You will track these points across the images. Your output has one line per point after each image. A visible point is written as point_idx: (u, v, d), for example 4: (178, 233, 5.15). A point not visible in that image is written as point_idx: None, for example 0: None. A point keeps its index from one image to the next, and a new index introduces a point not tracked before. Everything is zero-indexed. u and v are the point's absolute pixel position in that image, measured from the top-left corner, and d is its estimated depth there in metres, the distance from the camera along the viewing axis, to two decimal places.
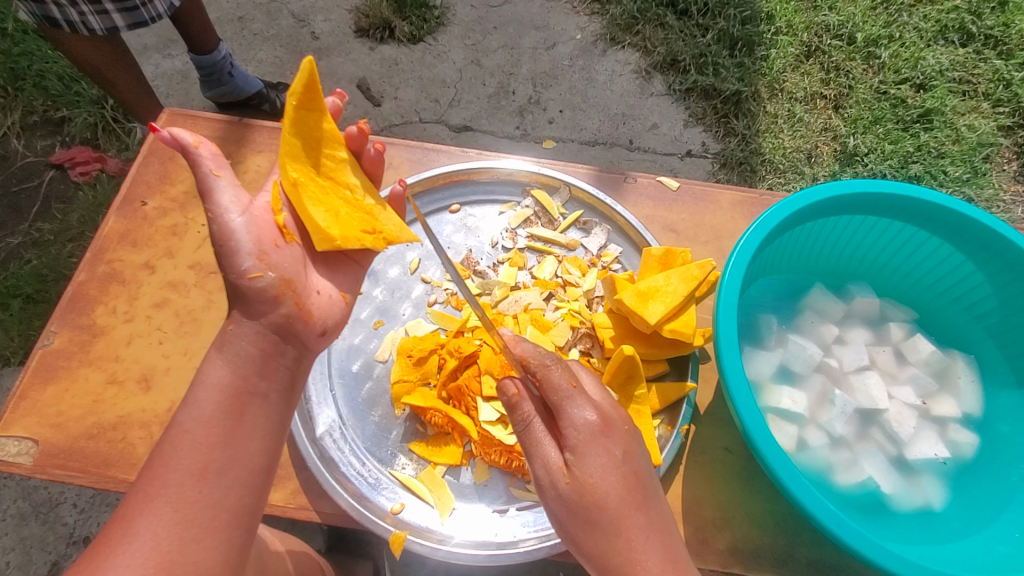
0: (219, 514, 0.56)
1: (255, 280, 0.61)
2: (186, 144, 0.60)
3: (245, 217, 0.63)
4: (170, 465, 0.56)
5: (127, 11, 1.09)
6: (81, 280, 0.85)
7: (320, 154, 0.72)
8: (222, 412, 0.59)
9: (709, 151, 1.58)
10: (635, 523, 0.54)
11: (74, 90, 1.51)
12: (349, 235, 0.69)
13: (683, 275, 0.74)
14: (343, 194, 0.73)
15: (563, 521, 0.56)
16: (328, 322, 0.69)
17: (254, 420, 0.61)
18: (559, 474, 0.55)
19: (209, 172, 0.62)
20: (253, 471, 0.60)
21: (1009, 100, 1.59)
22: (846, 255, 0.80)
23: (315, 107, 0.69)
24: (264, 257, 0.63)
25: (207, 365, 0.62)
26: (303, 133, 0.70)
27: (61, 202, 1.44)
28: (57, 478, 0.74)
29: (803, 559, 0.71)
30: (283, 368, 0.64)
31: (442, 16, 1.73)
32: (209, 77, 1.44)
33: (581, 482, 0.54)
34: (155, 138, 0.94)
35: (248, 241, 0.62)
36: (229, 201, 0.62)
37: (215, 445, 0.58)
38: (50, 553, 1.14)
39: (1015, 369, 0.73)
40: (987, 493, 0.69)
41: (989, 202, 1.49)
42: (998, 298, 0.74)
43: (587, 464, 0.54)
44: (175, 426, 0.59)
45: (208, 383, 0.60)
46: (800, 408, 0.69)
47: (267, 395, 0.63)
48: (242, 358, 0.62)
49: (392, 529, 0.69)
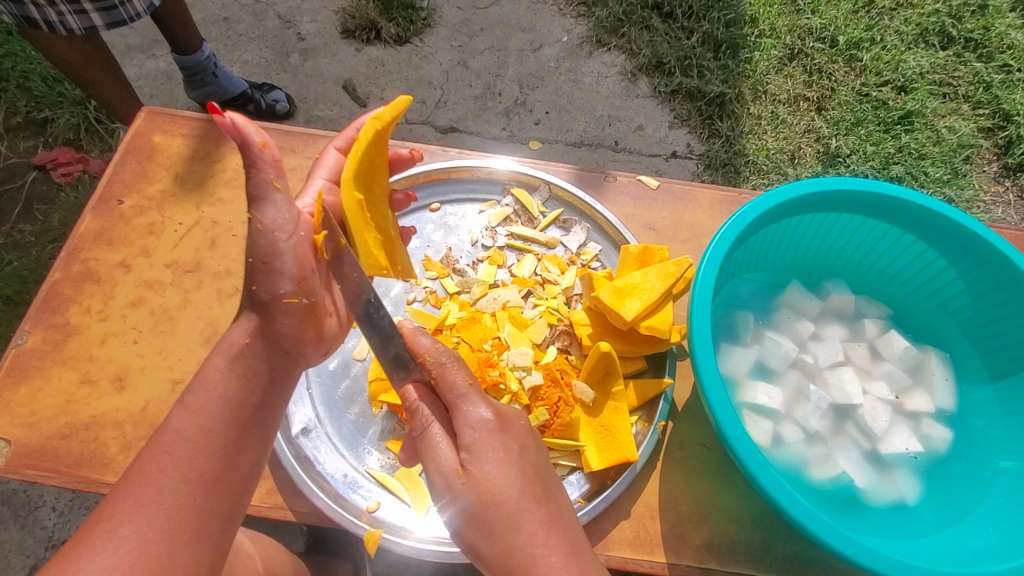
0: (210, 521, 0.56)
1: (288, 304, 0.61)
2: (251, 143, 0.57)
3: (294, 238, 0.61)
4: (165, 471, 0.55)
5: (106, 10, 1.08)
6: (55, 279, 0.84)
7: (371, 180, 0.70)
8: (225, 422, 0.59)
9: (694, 152, 1.58)
10: (531, 520, 0.54)
11: (56, 91, 1.50)
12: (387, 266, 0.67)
13: (659, 272, 0.75)
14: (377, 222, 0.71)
15: (463, 527, 0.55)
16: (332, 343, 0.70)
17: (253, 432, 0.61)
18: (455, 477, 0.54)
19: (267, 179, 0.59)
20: (243, 480, 0.60)
21: (989, 102, 1.61)
22: (821, 253, 0.80)
23: (384, 138, 0.68)
24: (303, 282, 0.62)
25: (210, 369, 0.61)
26: (369, 158, 0.67)
27: (42, 203, 1.42)
28: (29, 479, 0.73)
29: (780, 554, 0.71)
30: (281, 379, 0.64)
31: (429, 18, 1.73)
32: (192, 77, 1.43)
33: (476, 481, 0.54)
34: (132, 137, 0.93)
35: (292, 264, 0.61)
36: (277, 219, 0.60)
37: (213, 454, 0.58)
38: (28, 558, 1.12)
39: (988, 363, 0.74)
40: (960, 487, 0.70)
41: (970, 203, 1.51)
42: (971, 294, 0.75)
43: (480, 461, 0.54)
44: (170, 429, 0.58)
45: (210, 391, 0.60)
46: (775, 404, 0.69)
47: (260, 407, 0.62)
48: (249, 369, 0.62)
49: (367, 527, 0.68)
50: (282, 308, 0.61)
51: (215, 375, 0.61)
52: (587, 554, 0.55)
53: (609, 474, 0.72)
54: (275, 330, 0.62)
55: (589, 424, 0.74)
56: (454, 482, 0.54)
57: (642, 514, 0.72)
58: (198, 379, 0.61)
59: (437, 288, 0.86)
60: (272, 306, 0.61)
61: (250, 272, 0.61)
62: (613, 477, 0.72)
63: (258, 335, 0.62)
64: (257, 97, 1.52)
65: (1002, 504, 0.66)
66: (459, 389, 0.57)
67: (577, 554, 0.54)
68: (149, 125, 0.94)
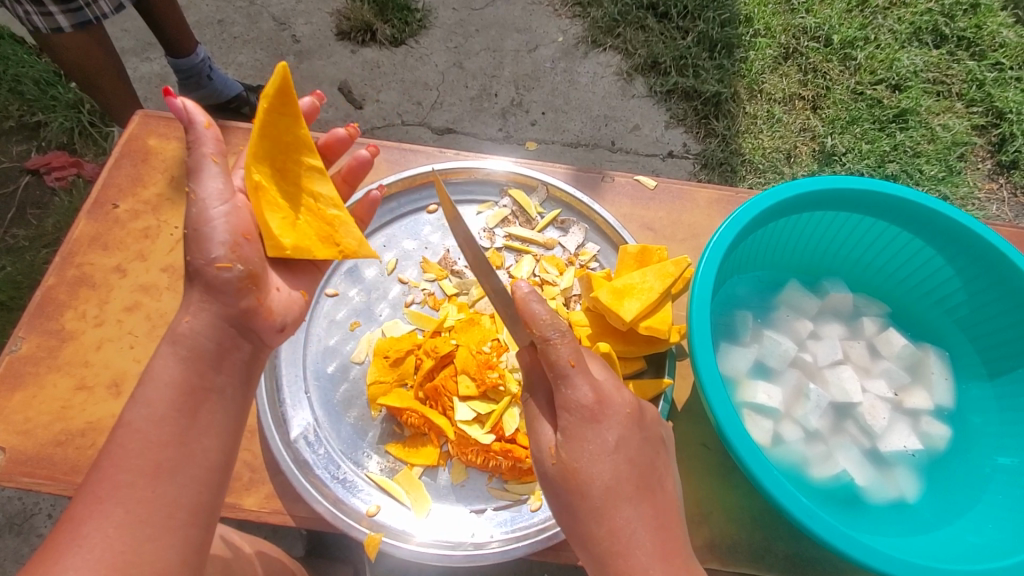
0: (174, 512, 0.55)
1: (221, 270, 0.59)
2: (195, 122, 0.62)
3: (227, 207, 0.61)
4: (120, 466, 0.54)
5: (72, 11, 1.04)
6: (50, 284, 0.83)
7: (291, 159, 0.69)
8: (175, 409, 0.57)
9: (690, 151, 1.59)
10: (622, 512, 0.53)
11: (50, 95, 1.48)
12: (300, 245, 0.66)
13: (658, 272, 0.75)
14: (307, 201, 0.70)
15: (580, 534, 0.55)
16: (286, 318, 0.67)
17: (205, 415, 0.59)
18: (548, 453, 0.56)
19: (204, 153, 0.61)
20: (205, 469, 0.58)
21: (982, 100, 1.62)
22: (820, 251, 0.81)
23: (289, 112, 0.66)
24: (236, 248, 0.60)
25: (157, 360, 0.59)
26: (273, 138, 0.67)
27: (36, 208, 1.42)
28: (24, 486, 0.72)
29: (780, 554, 0.71)
30: (239, 363, 0.63)
31: (425, 19, 1.72)
32: (188, 79, 1.41)
33: (595, 495, 0.53)
34: (126, 142, 0.93)
35: (223, 230, 0.60)
36: (214, 189, 0.61)
37: (166, 445, 0.56)
38: (25, 566, 1.11)
39: (985, 360, 0.75)
40: (958, 484, 0.70)
41: (964, 200, 1.52)
42: (968, 291, 0.75)
43: (577, 451, 0.54)
44: (122, 424, 0.56)
45: (160, 378, 0.58)
46: (775, 403, 0.69)
47: (221, 390, 0.61)
48: (195, 350, 0.60)
49: (368, 531, 0.68)
50: (216, 275, 0.59)
51: (160, 364, 0.59)
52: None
53: None
54: (219, 305, 0.60)
55: None
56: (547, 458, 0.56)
57: None
58: (146, 373, 0.59)
59: (435, 290, 0.86)
60: (206, 276, 0.59)
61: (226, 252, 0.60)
62: None
63: (200, 308, 0.60)
64: (251, 99, 1.53)
65: (1001, 501, 0.66)
66: None
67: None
68: (143, 128, 0.94)
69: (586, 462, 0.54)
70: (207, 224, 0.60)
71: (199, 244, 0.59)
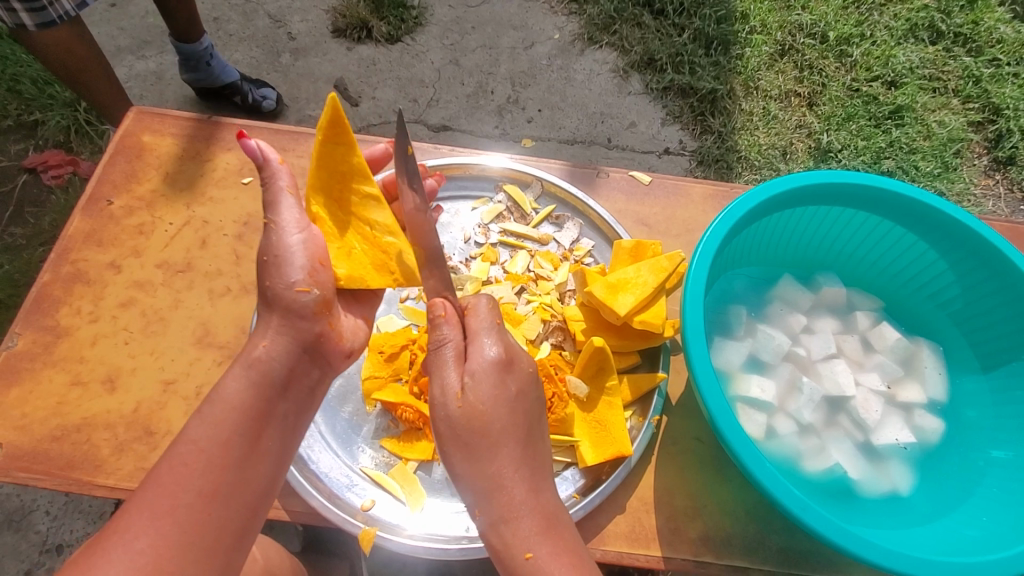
0: (225, 538, 0.53)
1: (300, 293, 0.62)
2: (269, 160, 0.64)
3: (303, 234, 0.64)
4: (181, 482, 0.52)
5: (35, 10, 1.01)
6: (45, 280, 0.83)
7: (346, 187, 0.71)
8: (241, 433, 0.57)
9: (686, 148, 1.59)
10: (508, 453, 0.58)
11: (47, 93, 1.48)
12: (352, 274, 0.67)
13: (652, 266, 0.75)
14: (364, 229, 0.71)
15: (467, 472, 0.59)
16: (354, 344, 0.69)
17: (268, 444, 0.59)
18: (453, 398, 0.59)
19: (282, 188, 0.64)
20: (259, 496, 0.57)
21: (978, 96, 1.63)
22: (814, 246, 0.81)
23: (343, 141, 0.69)
24: (314, 272, 0.63)
25: (227, 380, 0.59)
26: (330, 167, 0.70)
27: (33, 206, 1.41)
28: (20, 482, 0.72)
29: (774, 547, 0.71)
30: (303, 394, 0.63)
31: (420, 16, 1.72)
32: (186, 61, 1.44)
33: (492, 437, 0.58)
34: (120, 139, 0.93)
35: (302, 255, 0.63)
36: (292, 219, 0.64)
37: (227, 468, 0.55)
38: (22, 563, 1.11)
39: (979, 354, 0.75)
40: (952, 477, 0.70)
41: (960, 196, 1.52)
42: (962, 285, 0.75)
43: (483, 390, 0.58)
44: (186, 440, 0.55)
45: (225, 400, 0.58)
46: (769, 397, 0.69)
47: (284, 418, 0.61)
48: (266, 375, 0.60)
49: (363, 525, 0.68)
50: (296, 298, 0.62)
51: (231, 384, 0.59)
52: (563, 523, 0.58)
53: (603, 469, 0.72)
54: (299, 329, 0.62)
55: (584, 418, 0.74)
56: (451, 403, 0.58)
57: (637, 508, 0.72)
58: (215, 391, 0.58)
59: None
60: (287, 300, 0.62)
61: (263, 270, 0.63)
62: (608, 472, 0.72)
63: (279, 335, 0.62)
64: (246, 90, 1.50)
65: (994, 494, 0.67)
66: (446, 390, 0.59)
67: (560, 528, 0.57)
68: (138, 124, 0.94)
69: (491, 405, 0.58)
70: (287, 250, 0.63)
71: (262, 267, 0.63)
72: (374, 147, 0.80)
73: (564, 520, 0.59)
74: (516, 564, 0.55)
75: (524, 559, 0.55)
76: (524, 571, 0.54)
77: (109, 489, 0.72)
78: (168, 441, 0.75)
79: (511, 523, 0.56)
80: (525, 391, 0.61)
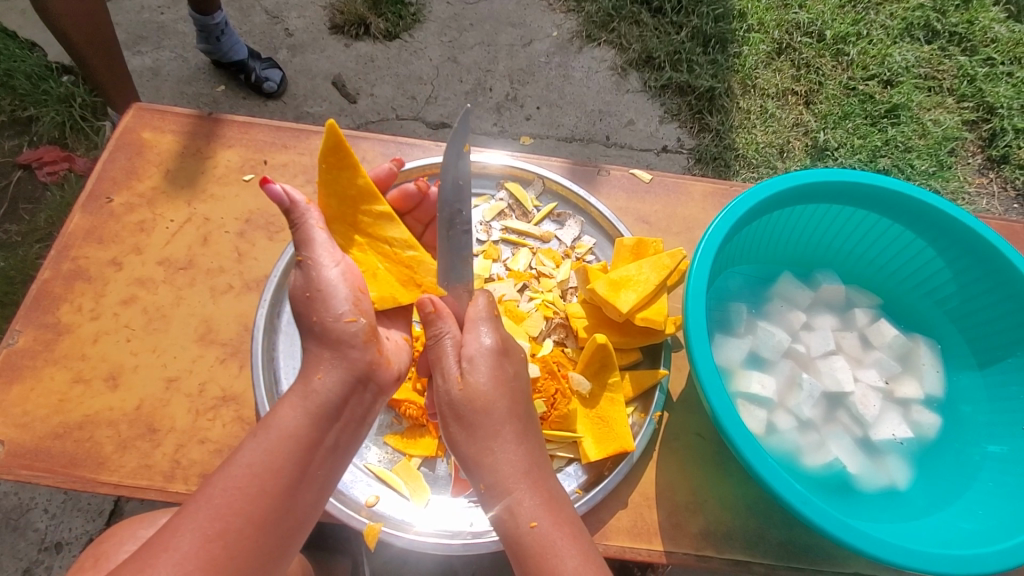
0: (265, 562, 0.52)
1: (349, 324, 0.62)
2: (296, 202, 0.64)
3: (339, 267, 0.64)
4: (232, 504, 0.51)
5: None
6: (45, 277, 0.83)
7: (358, 210, 0.72)
8: (293, 462, 0.55)
9: (685, 146, 1.59)
10: (506, 432, 0.59)
11: (41, 89, 1.46)
12: (383, 296, 0.70)
13: (654, 264, 0.75)
14: (383, 248, 0.73)
15: (469, 452, 0.60)
16: (399, 365, 0.68)
17: (317, 473, 0.57)
18: (455, 382, 0.60)
19: (312, 225, 0.65)
20: (300, 523, 0.56)
21: (973, 95, 1.64)
22: (814, 244, 0.81)
23: (347, 165, 0.69)
24: (359, 302, 0.63)
25: (282, 407, 0.58)
26: (337, 193, 0.70)
27: (28, 203, 1.41)
28: (23, 479, 0.72)
29: (774, 541, 0.72)
30: (353, 424, 0.61)
31: (418, 13, 1.72)
32: (199, 32, 1.47)
33: (493, 417, 0.59)
34: (120, 135, 0.92)
35: (344, 287, 0.63)
36: (325, 252, 0.64)
37: (277, 496, 0.53)
38: (20, 561, 1.11)
39: (975, 350, 0.76)
40: (948, 472, 0.72)
41: (955, 194, 1.54)
42: (959, 282, 0.76)
43: (480, 373, 0.60)
44: (239, 464, 0.53)
45: (281, 429, 0.56)
46: (769, 392, 0.70)
47: (333, 447, 0.59)
48: (321, 406, 0.58)
49: (367, 521, 0.68)
50: (345, 328, 0.61)
51: (286, 411, 0.57)
52: (564, 501, 0.59)
53: (605, 465, 0.73)
54: (350, 360, 0.61)
55: (587, 415, 0.74)
56: (454, 386, 0.60)
57: (639, 503, 0.73)
58: (270, 418, 0.57)
59: None
60: (337, 332, 0.61)
61: (302, 299, 0.63)
62: (610, 467, 0.72)
63: (333, 365, 0.60)
64: (253, 68, 1.53)
65: (991, 487, 0.68)
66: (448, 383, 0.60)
67: (563, 505, 0.58)
68: (138, 121, 0.93)
69: (490, 389, 0.59)
70: (330, 285, 0.63)
71: (305, 304, 0.63)
72: (378, 167, 0.78)
73: (564, 499, 0.59)
74: (521, 532, 0.56)
75: (529, 528, 0.56)
76: (530, 539, 0.55)
77: (112, 486, 0.72)
78: (172, 438, 0.75)
79: (515, 496, 0.57)
80: (519, 377, 0.63)
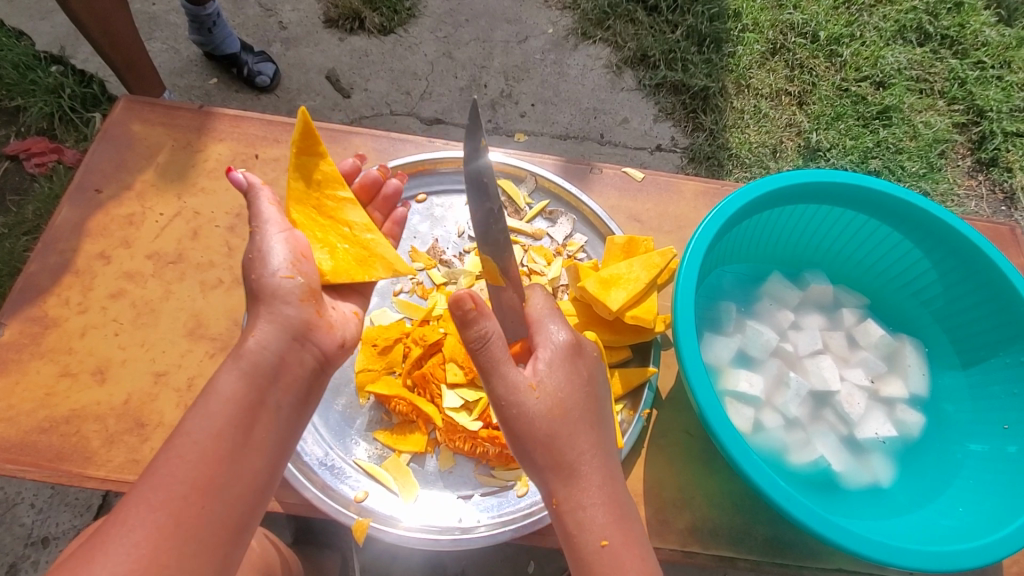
0: (223, 528, 0.52)
1: (285, 280, 0.61)
2: (252, 184, 0.66)
3: (285, 232, 0.64)
4: (173, 473, 0.51)
5: None
6: (31, 270, 0.82)
7: (321, 195, 0.73)
8: (233, 425, 0.55)
9: (678, 145, 1.60)
10: (584, 438, 0.59)
11: (29, 79, 1.45)
12: (339, 270, 0.69)
13: (645, 262, 0.75)
14: (341, 231, 0.73)
15: (546, 463, 0.58)
16: (346, 334, 0.67)
17: (262, 436, 0.57)
18: (529, 392, 0.58)
19: (266, 202, 0.66)
20: (255, 488, 0.55)
21: (963, 98, 1.65)
22: (802, 244, 0.82)
23: (315, 151, 0.72)
24: (298, 263, 0.63)
25: (219, 376, 0.57)
26: (302, 176, 0.72)
27: (15, 194, 1.40)
28: (8, 472, 0.72)
29: (760, 537, 0.73)
30: (298, 383, 0.61)
31: (414, 7, 1.71)
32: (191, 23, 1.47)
33: (570, 424, 0.59)
34: (109, 126, 0.91)
35: (283, 248, 0.63)
36: (271, 218, 0.65)
37: (222, 458, 0.53)
38: (7, 556, 1.10)
39: (959, 350, 0.77)
40: (931, 469, 0.73)
41: (944, 196, 1.55)
42: (944, 283, 0.77)
43: (557, 379, 0.60)
44: (180, 434, 0.53)
45: (219, 395, 0.56)
46: (756, 391, 0.71)
47: (277, 409, 0.59)
48: (256, 366, 0.58)
49: (356, 517, 0.69)
50: (280, 284, 0.61)
51: (221, 379, 0.57)
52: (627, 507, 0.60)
53: None
54: (285, 316, 0.61)
55: None
56: (529, 396, 0.58)
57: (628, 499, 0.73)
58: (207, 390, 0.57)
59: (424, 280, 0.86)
60: (273, 287, 0.61)
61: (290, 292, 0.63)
62: None
63: (269, 326, 0.60)
64: (245, 61, 1.52)
65: (972, 485, 0.69)
66: (522, 391, 0.58)
67: (625, 511, 0.59)
68: (128, 114, 0.92)
69: (567, 392, 0.60)
70: (269, 247, 0.63)
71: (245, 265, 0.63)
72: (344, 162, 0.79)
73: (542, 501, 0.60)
74: (590, 550, 0.56)
75: (599, 546, 0.56)
76: (600, 558, 0.56)
77: (100, 480, 0.72)
78: (159, 432, 0.75)
79: (584, 515, 0.57)
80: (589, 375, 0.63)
